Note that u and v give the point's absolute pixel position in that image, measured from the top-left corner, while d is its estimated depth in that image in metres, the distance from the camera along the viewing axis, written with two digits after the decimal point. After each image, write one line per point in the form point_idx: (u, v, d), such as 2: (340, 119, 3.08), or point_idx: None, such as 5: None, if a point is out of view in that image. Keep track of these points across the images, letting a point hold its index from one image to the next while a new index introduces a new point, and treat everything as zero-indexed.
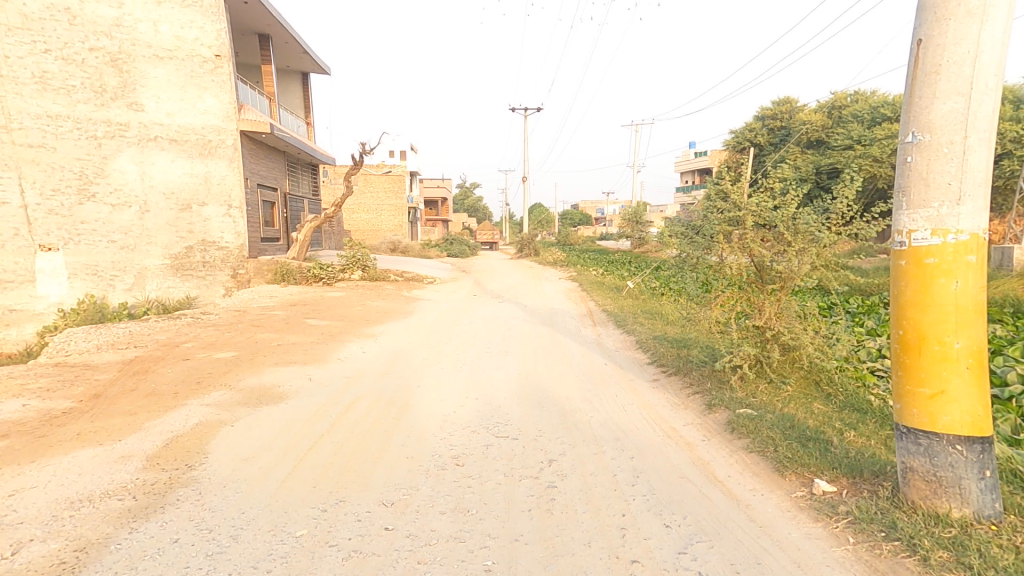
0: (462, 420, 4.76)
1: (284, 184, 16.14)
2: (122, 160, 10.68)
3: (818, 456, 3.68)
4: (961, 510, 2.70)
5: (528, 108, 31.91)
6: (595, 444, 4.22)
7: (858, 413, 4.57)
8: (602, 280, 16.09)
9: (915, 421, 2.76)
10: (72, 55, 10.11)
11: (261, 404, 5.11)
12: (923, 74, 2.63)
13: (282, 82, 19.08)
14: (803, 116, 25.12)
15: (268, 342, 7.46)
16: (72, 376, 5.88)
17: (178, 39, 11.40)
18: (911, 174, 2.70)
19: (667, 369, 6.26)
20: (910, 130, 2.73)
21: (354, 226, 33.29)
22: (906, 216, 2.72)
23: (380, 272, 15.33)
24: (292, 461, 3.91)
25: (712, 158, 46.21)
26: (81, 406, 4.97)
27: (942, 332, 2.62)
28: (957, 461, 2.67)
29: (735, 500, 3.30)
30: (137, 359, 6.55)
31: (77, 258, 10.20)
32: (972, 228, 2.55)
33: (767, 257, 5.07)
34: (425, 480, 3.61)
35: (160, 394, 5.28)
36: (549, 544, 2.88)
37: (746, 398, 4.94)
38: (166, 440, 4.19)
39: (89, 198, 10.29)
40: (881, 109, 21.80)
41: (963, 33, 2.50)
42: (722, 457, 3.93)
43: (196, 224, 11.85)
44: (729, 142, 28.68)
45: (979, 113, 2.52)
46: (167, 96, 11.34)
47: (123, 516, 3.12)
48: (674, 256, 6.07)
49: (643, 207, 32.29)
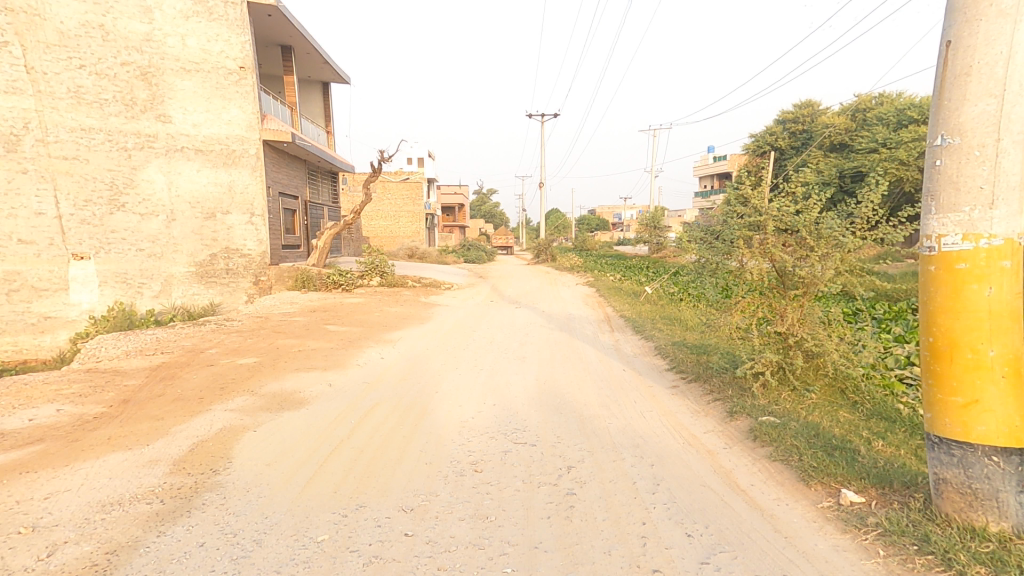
0: (480, 426, 4.77)
1: (305, 192, 16.37)
2: (150, 170, 10.98)
3: (845, 465, 3.60)
4: (999, 524, 2.61)
5: (545, 114, 32.05)
6: (614, 451, 4.19)
7: (886, 422, 4.48)
8: (621, 286, 16.05)
9: (947, 431, 2.69)
10: (105, 69, 10.44)
11: (283, 409, 5.18)
12: (953, 76, 2.58)
13: (303, 91, 19.46)
14: (826, 119, 24.93)
15: (290, 348, 7.56)
16: (103, 382, 6.02)
17: (204, 53, 11.66)
18: (940, 177, 2.65)
19: (687, 375, 6.20)
20: (939, 132, 2.68)
21: (371, 232, 33.77)
22: (935, 221, 2.67)
23: (398, 278, 15.40)
24: (313, 466, 3.94)
25: (731, 163, 45.84)
26: (111, 411, 5.09)
27: (974, 339, 2.55)
28: (993, 472, 2.59)
29: (759, 510, 3.25)
30: (163, 365, 6.69)
31: (107, 267, 10.52)
32: (1006, 233, 2.48)
33: (789, 262, 4.99)
34: (444, 487, 3.62)
35: (185, 400, 5.38)
36: (569, 551, 2.86)
37: (768, 406, 4.87)
38: (192, 445, 4.28)
39: (119, 208, 10.60)
40: (906, 112, 21.31)
41: (995, 33, 2.44)
42: (744, 465, 3.87)
43: (220, 233, 12.07)
44: (749, 146, 28.39)
45: (1014, 115, 2.46)
46: (194, 107, 11.59)
47: (151, 520, 3.18)
48: (693, 261, 6.03)
49: (661, 212, 32.13)
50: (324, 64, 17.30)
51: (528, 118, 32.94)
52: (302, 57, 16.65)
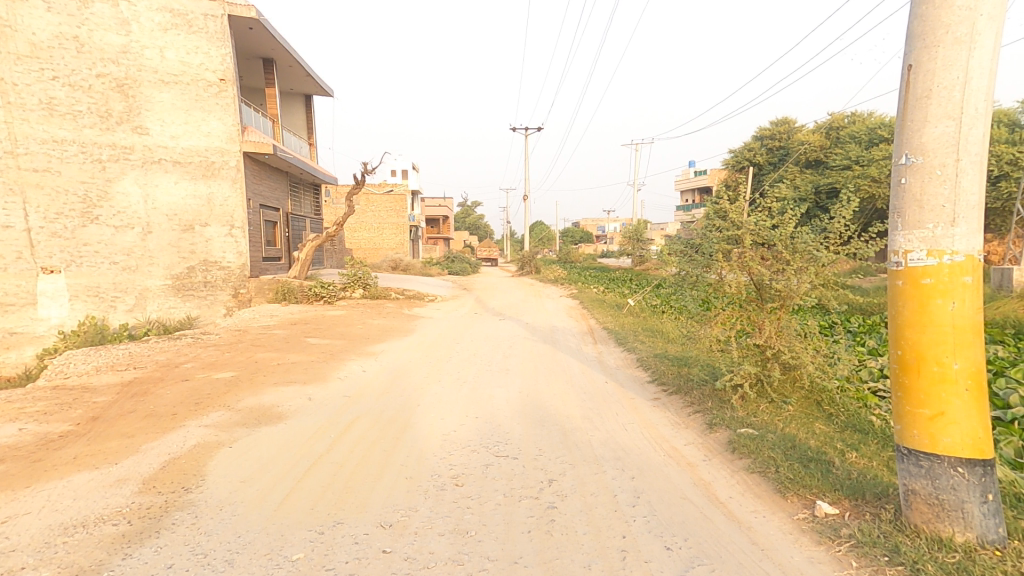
0: (462, 439, 4.74)
1: (287, 204, 16.24)
2: (126, 183, 10.81)
3: (820, 477, 3.65)
4: (965, 535, 2.66)
5: (529, 129, 32.29)
6: (595, 464, 4.20)
7: (860, 433, 4.55)
8: (604, 298, 16.24)
9: (916, 443, 2.74)
10: (79, 81, 10.31)
11: (260, 424, 5.10)
12: (915, 98, 2.67)
13: (286, 104, 19.43)
14: (801, 136, 25.61)
15: (269, 362, 7.46)
16: (70, 399, 5.85)
17: (183, 65, 11.58)
18: (906, 195, 2.73)
19: (668, 387, 6.25)
20: (903, 152, 2.76)
21: (355, 244, 33.61)
22: (902, 237, 2.74)
23: (382, 290, 15.28)
24: (290, 483, 3.87)
25: (711, 177, 46.72)
26: (77, 430, 4.95)
27: (940, 352, 2.62)
28: (959, 483, 2.65)
29: (737, 522, 3.27)
30: (135, 380, 6.54)
31: (78, 281, 10.30)
32: (967, 250, 2.57)
33: (766, 275, 5.09)
34: (424, 501, 3.58)
35: (158, 416, 5.26)
36: (548, 566, 2.85)
37: (747, 417, 4.92)
38: (163, 462, 4.18)
39: (92, 221, 10.42)
40: (878, 130, 22.03)
41: (952, 59, 2.54)
42: (723, 477, 3.89)
43: (198, 245, 11.89)
44: (728, 161, 28.98)
45: (971, 137, 2.56)
46: (172, 119, 11.46)
47: (116, 542, 3.09)
48: (674, 273, 6.10)
49: (643, 225, 32.60)
50: (306, 77, 17.30)
51: (512, 131, 33.12)
52: (284, 69, 16.61)
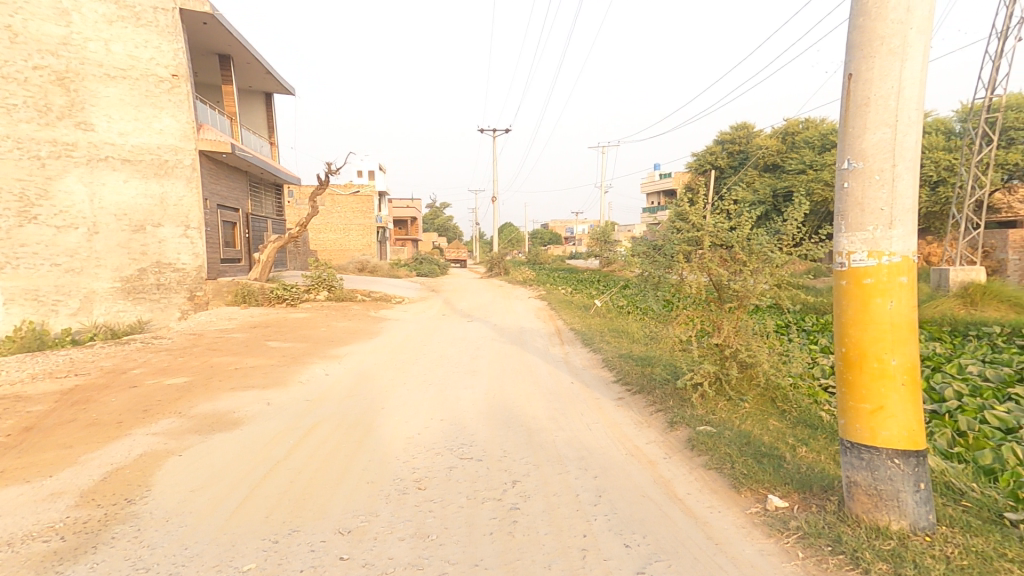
0: (426, 442, 4.70)
1: (247, 204, 15.80)
2: (69, 180, 10.32)
3: (772, 472, 3.75)
4: (899, 523, 2.79)
5: (496, 130, 32.30)
6: (559, 464, 4.22)
7: (810, 428, 4.71)
8: (571, 299, 16.37)
9: (858, 436, 2.86)
10: (14, 73, 9.81)
11: (215, 431, 4.93)
12: (855, 106, 2.78)
13: (245, 102, 18.91)
14: (759, 141, 26.42)
15: (225, 367, 7.23)
16: (2, 409, 5.54)
17: (131, 59, 11.15)
18: (848, 199, 2.83)
19: (632, 387, 6.34)
20: (845, 156, 2.87)
21: (320, 245, 32.99)
22: (845, 238, 2.85)
23: (347, 293, 15.03)
24: (243, 491, 3.75)
25: (676, 180, 47.68)
26: (9, 441, 4.69)
27: (880, 349, 2.74)
28: (896, 474, 2.77)
29: (694, 517, 3.34)
30: (78, 387, 6.24)
31: (15, 284, 9.84)
32: (904, 251, 2.69)
33: (725, 276, 5.22)
34: (386, 506, 3.53)
35: (101, 425, 5.03)
36: (509, 568, 2.84)
37: (705, 415, 5.03)
38: (105, 474, 4.00)
39: (30, 220, 9.93)
40: (830, 136, 22.90)
41: (887, 69, 2.66)
42: (682, 475, 3.96)
43: (151, 246, 11.45)
44: (691, 165, 29.65)
45: (906, 143, 2.68)
46: (120, 115, 11.01)
47: (48, 559, 2.93)
48: (638, 274, 6.19)
49: (610, 226, 33.04)
50: (266, 74, 16.89)
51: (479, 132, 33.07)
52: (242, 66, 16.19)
